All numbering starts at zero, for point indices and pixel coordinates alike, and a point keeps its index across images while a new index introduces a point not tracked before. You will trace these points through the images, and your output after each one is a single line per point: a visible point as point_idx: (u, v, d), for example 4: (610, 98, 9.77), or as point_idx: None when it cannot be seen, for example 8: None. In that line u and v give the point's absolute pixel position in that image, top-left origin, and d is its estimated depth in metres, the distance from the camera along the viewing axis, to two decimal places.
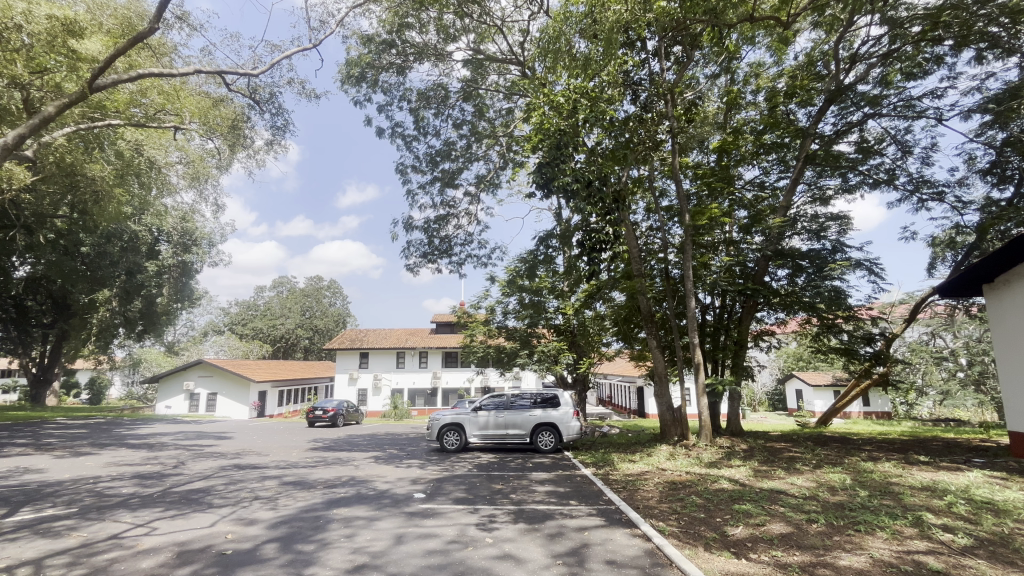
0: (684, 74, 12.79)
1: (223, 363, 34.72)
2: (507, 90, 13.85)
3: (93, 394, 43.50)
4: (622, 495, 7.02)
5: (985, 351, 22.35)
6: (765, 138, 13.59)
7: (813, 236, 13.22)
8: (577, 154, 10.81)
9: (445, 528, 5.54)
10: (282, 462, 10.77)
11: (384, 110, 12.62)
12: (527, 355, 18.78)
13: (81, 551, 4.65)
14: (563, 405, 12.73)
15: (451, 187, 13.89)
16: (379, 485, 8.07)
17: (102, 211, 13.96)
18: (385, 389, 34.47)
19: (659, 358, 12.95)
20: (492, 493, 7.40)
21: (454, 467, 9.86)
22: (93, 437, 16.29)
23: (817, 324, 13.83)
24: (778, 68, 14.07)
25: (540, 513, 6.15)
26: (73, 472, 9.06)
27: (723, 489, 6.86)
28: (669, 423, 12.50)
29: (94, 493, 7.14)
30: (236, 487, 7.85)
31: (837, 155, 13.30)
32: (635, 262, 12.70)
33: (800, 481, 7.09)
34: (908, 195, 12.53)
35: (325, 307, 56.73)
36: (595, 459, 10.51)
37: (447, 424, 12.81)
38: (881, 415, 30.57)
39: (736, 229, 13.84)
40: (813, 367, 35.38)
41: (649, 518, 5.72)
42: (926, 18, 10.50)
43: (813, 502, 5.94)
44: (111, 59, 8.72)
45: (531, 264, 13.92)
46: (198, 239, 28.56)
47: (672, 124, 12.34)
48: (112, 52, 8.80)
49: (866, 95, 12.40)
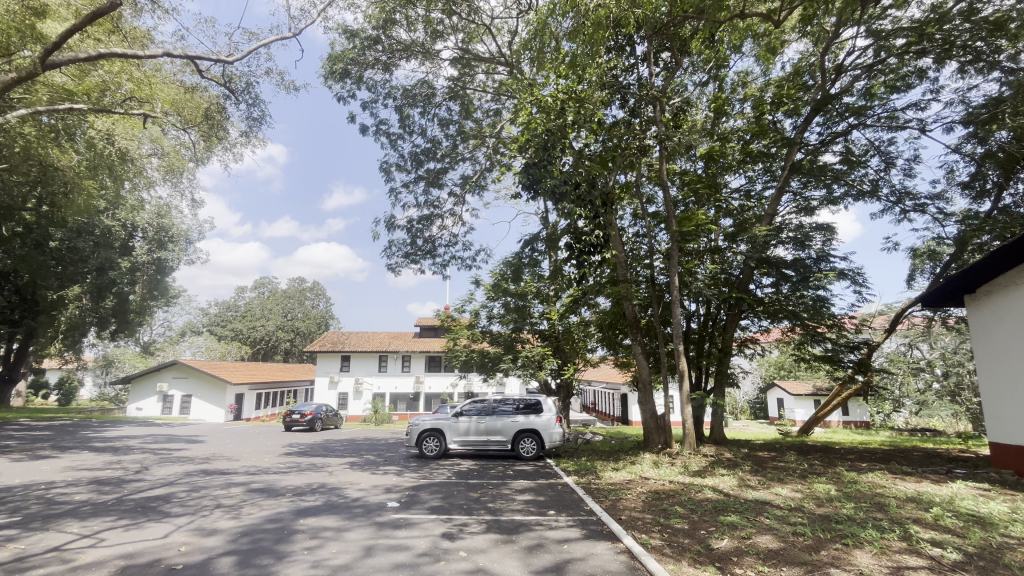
0: (671, 80, 12.89)
1: (200, 364, 33.80)
2: (495, 91, 13.69)
3: (62, 395, 42.12)
4: (605, 505, 6.80)
5: (961, 363, 22.82)
6: (752, 147, 13.69)
7: (799, 245, 13.20)
8: (564, 156, 10.71)
9: (416, 539, 5.25)
10: (252, 467, 10.31)
11: (368, 107, 12.28)
12: (511, 360, 18.30)
13: (13, 566, 4.23)
14: (546, 412, 12.48)
15: (436, 186, 13.68)
16: (352, 493, 7.73)
17: (70, 204, 13.35)
18: (366, 392, 33.87)
19: (644, 366, 12.77)
20: (469, 502, 7.10)
21: (432, 474, 9.54)
22: (55, 439, 15.57)
23: (801, 332, 13.82)
24: (764, 78, 14.17)
25: (517, 523, 5.89)
26: (25, 476, 8.50)
27: (707, 500, 6.68)
28: (653, 430, 12.30)
29: (43, 500, 6.66)
30: (199, 494, 7.41)
31: (822, 166, 13.38)
32: (622, 268, 12.61)
33: (786, 492, 6.92)
34: (889, 206, 12.62)
35: (307, 309, 55.49)
36: (577, 467, 10.31)
37: (427, 430, 12.47)
38: (860, 425, 30.98)
39: (721, 237, 13.95)
40: (793, 376, 35.72)
41: (632, 530, 5.52)
42: (912, 30, 10.67)
43: (798, 513, 5.79)
44: (69, 36, 7.62)
45: (516, 268, 13.78)
46: (175, 236, 27.77)
47: (660, 130, 12.36)
48: (71, 27, 7.61)
49: (852, 105, 12.49)
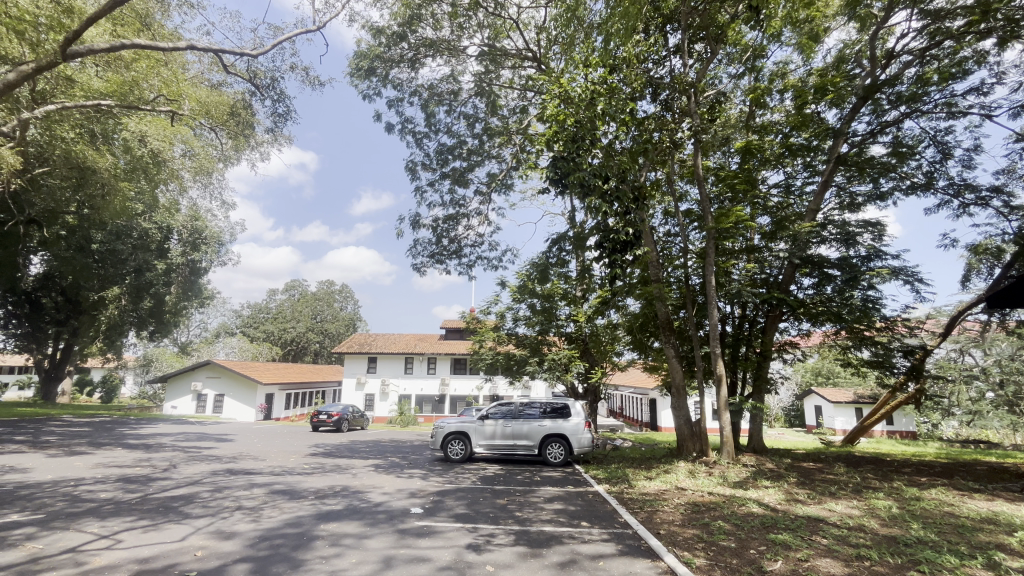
0: (706, 71, 12.34)
1: (232, 364, 34.60)
2: (522, 87, 13.38)
3: (105, 392, 43.77)
4: (640, 517, 6.35)
5: (1020, 370, 21.28)
6: (791, 141, 12.97)
7: (843, 244, 12.32)
8: (593, 150, 10.30)
9: (439, 550, 4.94)
10: (277, 468, 10.22)
11: (394, 105, 12.15)
12: (537, 363, 17.86)
13: (29, 567, 4.11)
14: (574, 416, 12.03)
15: (461, 185, 13.46)
16: (375, 497, 7.49)
17: (107, 206, 13.65)
18: (392, 394, 34.00)
19: (678, 370, 12.18)
20: (495, 510, 6.75)
21: (458, 479, 9.23)
22: (92, 435, 15.99)
23: (847, 336, 12.98)
24: (805, 68, 13.42)
25: (547, 535, 5.52)
26: (57, 472, 8.57)
27: (753, 514, 6.15)
28: (688, 437, 11.73)
29: (69, 497, 6.64)
30: (221, 495, 7.29)
31: (869, 159, 12.56)
32: (654, 267, 12.10)
33: (841, 508, 6.33)
34: (946, 200, 11.72)
35: (336, 311, 56.49)
36: (608, 474, 9.83)
37: (453, 432, 12.22)
38: (906, 435, 29.28)
39: (758, 235, 13.26)
40: (832, 383, 34.17)
41: (674, 547, 5.07)
42: (973, 9, 9.87)
43: (859, 534, 5.24)
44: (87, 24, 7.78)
45: (543, 269, 13.42)
46: (208, 238, 28.33)
47: (695, 123, 11.81)
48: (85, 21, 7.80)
49: (904, 93, 11.66)
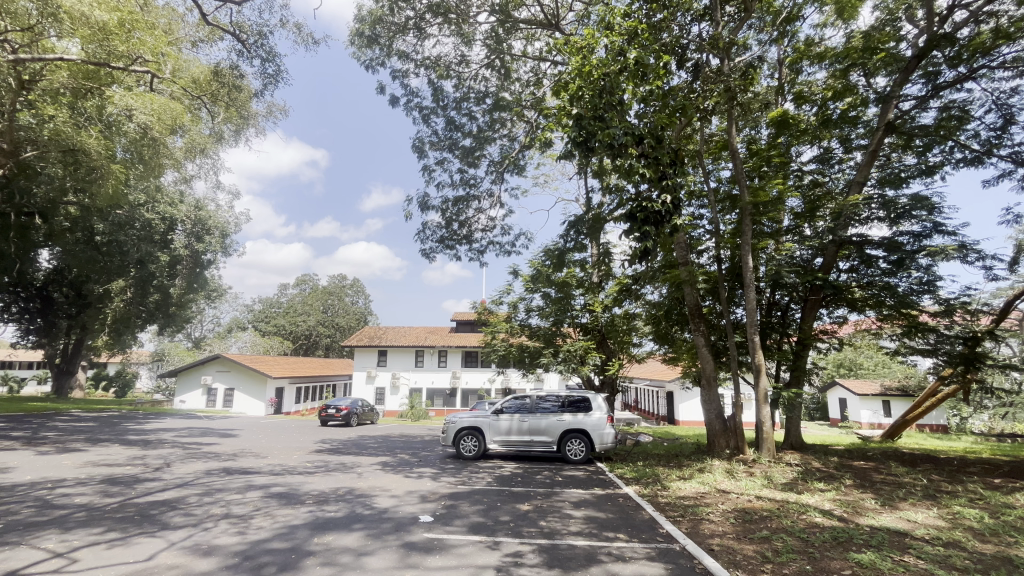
0: (738, 34, 11.23)
1: (242, 358, 34.19)
2: (535, 57, 12.35)
3: (120, 386, 43.78)
4: (685, 528, 5.46)
5: None
6: (830, 111, 11.87)
7: (890, 222, 11.22)
8: (620, 114, 9.20)
9: (451, 571, 4.13)
10: (277, 467, 9.49)
11: (398, 76, 11.24)
12: (551, 354, 16.93)
13: None
14: (596, 410, 11.13)
15: (471, 164, 12.57)
16: (381, 501, 6.71)
17: (100, 191, 12.93)
18: (403, 388, 33.44)
19: (708, 360, 11.22)
20: (516, 517, 5.92)
21: (472, 479, 8.44)
22: (94, 431, 15.42)
23: (894, 323, 11.87)
24: (846, 31, 12.24)
25: (580, 550, 4.69)
26: (37, 473, 7.84)
27: (819, 526, 5.25)
28: (719, 433, 10.86)
29: (39, 503, 5.92)
30: (211, 499, 6.56)
31: (918, 127, 11.44)
32: (682, 248, 11.11)
33: (922, 518, 5.40)
34: (1010, 169, 10.55)
35: (347, 305, 56.24)
36: (636, 473, 8.94)
37: (465, 428, 11.45)
38: (937, 429, 27.94)
39: (792, 215, 12.21)
40: (857, 376, 32.94)
41: (736, 569, 4.17)
42: None
43: (963, 555, 4.30)
44: None
45: (558, 255, 12.47)
46: (211, 228, 27.27)
47: (730, 88, 10.64)
48: None
49: (961, 53, 10.52)
